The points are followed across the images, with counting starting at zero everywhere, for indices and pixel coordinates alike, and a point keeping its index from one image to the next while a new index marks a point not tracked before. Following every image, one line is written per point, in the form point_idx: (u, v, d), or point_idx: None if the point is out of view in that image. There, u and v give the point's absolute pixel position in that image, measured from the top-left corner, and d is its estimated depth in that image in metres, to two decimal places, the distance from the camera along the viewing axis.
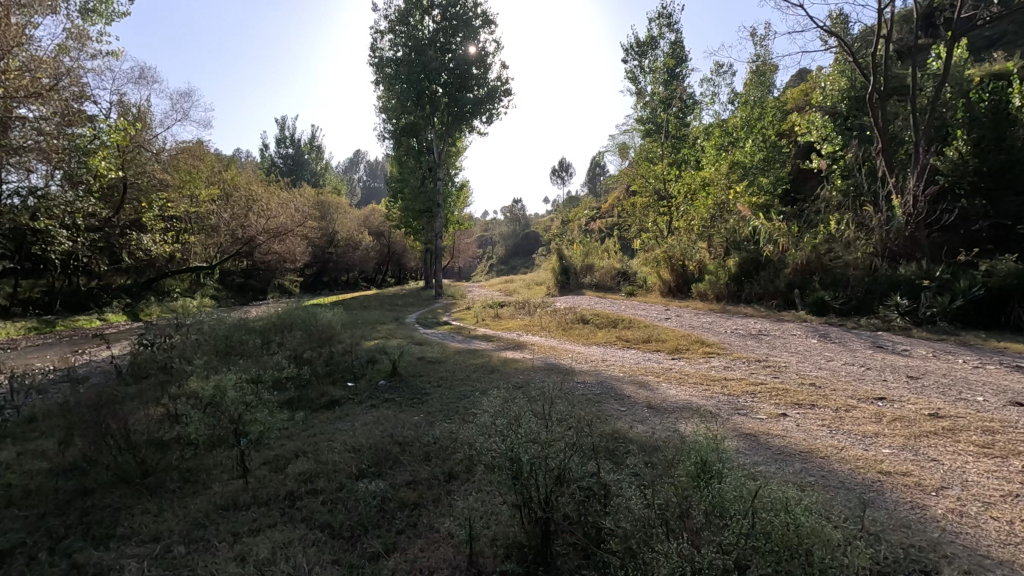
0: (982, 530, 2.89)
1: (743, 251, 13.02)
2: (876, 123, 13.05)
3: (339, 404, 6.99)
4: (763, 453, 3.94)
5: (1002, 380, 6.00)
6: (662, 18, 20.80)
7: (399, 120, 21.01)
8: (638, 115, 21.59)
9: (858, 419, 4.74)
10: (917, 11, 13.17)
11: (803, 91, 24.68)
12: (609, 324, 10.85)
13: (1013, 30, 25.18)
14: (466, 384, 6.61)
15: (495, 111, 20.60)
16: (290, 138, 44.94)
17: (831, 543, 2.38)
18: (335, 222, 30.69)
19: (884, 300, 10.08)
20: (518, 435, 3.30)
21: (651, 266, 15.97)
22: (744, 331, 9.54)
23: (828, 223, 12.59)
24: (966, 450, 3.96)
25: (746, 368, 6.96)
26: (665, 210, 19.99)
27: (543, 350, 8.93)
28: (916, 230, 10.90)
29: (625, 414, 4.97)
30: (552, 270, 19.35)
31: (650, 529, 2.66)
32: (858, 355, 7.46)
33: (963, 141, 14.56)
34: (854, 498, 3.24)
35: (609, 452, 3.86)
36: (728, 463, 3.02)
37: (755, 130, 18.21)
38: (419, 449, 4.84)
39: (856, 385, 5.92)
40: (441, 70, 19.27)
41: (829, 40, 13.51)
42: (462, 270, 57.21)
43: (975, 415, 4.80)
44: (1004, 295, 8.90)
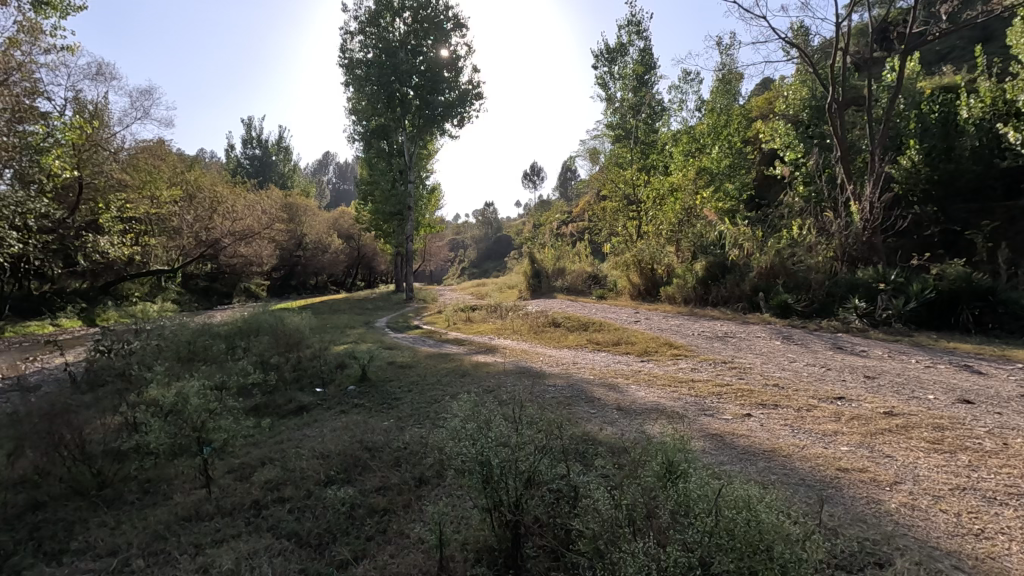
0: (932, 522, 3.03)
1: (710, 256, 13.33)
2: (836, 132, 13.51)
3: (306, 410, 6.88)
4: (729, 453, 4.03)
5: (951, 379, 6.30)
6: (632, 25, 21.15)
7: (370, 122, 20.81)
8: (608, 120, 21.91)
9: (818, 418, 4.90)
10: (872, 25, 13.73)
11: (767, 99, 25.55)
12: (580, 327, 10.93)
13: (961, 46, 26.69)
14: (437, 388, 6.57)
15: (467, 114, 20.58)
16: (257, 138, 44.14)
17: (791, 538, 2.45)
18: (304, 224, 30.22)
19: (843, 302, 10.45)
20: (488, 438, 3.31)
21: (621, 270, 16.17)
22: (711, 333, 9.76)
23: (791, 228, 12.97)
24: (918, 446, 4.14)
25: (712, 369, 7.13)
26: (635, 214, 20.12)
27: (515, 354, 8.94)
28: (874, 235, 11.50)
29: (595, 416, 5.04)
30: (523, 274, 19.44)
31: (617, 530, 2.70)
32: (819, 357, 7.71)
33: (915, 151, 15.28)
34: (813, 495, 3.35)
35: (579, 454, 3.90)
36: (693, 462, 3.08)
37: (722, 136, 20.05)
38: (389, 454, 4.79)
39: (817, 386, 6.12)
40: (412, 72, 19.19)
41: (791, 52, 13.98)
42: (433, 273, 56.94)
43: (926, 413, 5.02)
44: (953, 297, 9.34)
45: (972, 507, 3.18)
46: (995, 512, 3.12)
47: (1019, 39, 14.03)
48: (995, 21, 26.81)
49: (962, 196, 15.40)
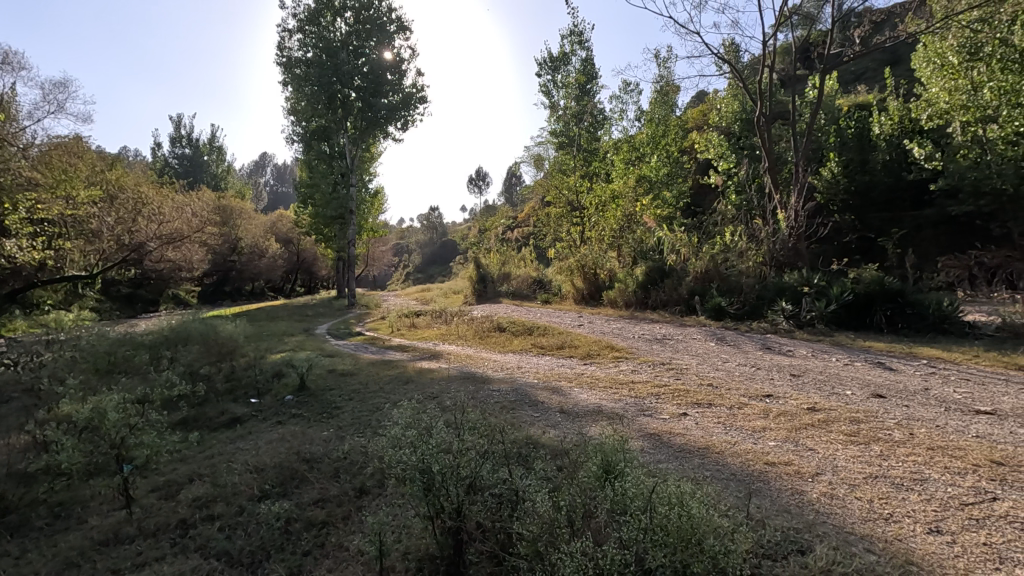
0: (849, 509, 3.25)
1: (649, 261, 13.76)
2: (764, 144, 14.29)
3: (240, 422, 6.58)
4: (666, 451, 4.17)
5: (867, 376, 6.80)
6: (574, 35, 21.59)
7: (310, 123, 20.16)
8: (552, 127, 22.22)
9: (748, 415, 5.16)
10: (795, 45, 14.64)
11: (702, 111, 26.78)
12: (525, 331, 11.02)
13: (873, 67, 29.08)
14: (379, 396, 6.41)
15: (410, 118, 20.26)
16: (186, 137, 41.88)
17: (719, 531, 2.58)
18: (239, 228, 29.01)
19: (771, 305, 11.04)
20: (429, 445, 3.26)
21: (565, 275, 16.38)
22: (650, 335, 10.09)
23: (724, 234, 13.61)
24: (837, 439, 4.44)
25: (652, 370, 7.38)
26: (578, 220, 20.48)
27: (460, 359, 8.90)
28: (798, 241, 12.28)
29: (539, 420, 5.09)
30: (468, 279, 19.38)
31: (556, 530, 2.76)
32: (750, 357, 8.13)
33: (835, 163, 16.45)
34: (743, 489, 3.52)
35: (521, 458, 3.93)
36: (631, 461, 3.15)
37: (660, 146, 20.92)
38: (328, 465, 4.62)
39: (747, 384, 6.43)
40: (354, 74, 18.78)
41: (722, 67, 14.71)
42: (377, 279, 55.75)
43: (844, 407, 5.39)
44: (868, 299, 10.05)
45: (884, 494, 3.44)
46: (903, 497, 3.38)
47: (922, 64, 15.38)
48: (902, 46, 29.26)
49: (876, 206, 16.67)
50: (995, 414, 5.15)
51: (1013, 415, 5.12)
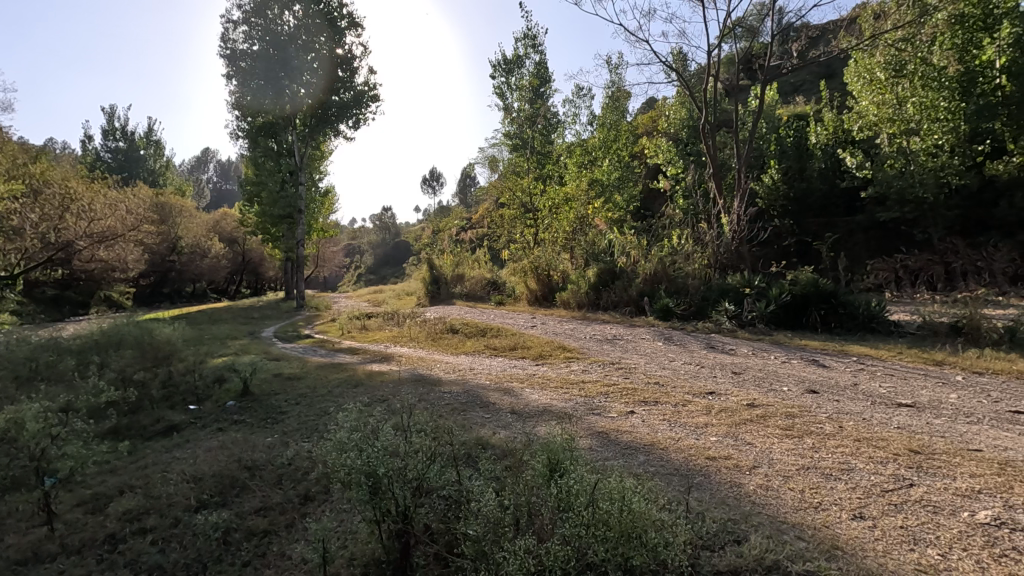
0: (783, 500, 3.41)
1: (601, 263, 13.99)
2: (709, 151, 14.80)
3: (177, 429, 6.29)
4: (614, 448, 4.27)
5: (802, 372, 7.15)
6: (528, 39, 21.72)
7: (256, 119, 19.45)
8: (506, 129, 21.94)
9: (692, 412, 5.33)
10: (738, 56, 15.24)
11: (652, 117, 27.58)
12: (478, 332, 11.01)
13: (809, 80, 30.82)
14: (327, 400, 6.25)
15: (361, 116, 19.87)
16: (120, 129, 39.51)
17: (659, 524, 2.72)
18: (179, 226, 27.56)
19: (715, 305, 11.43)
20: (375, 447, 3.19)
21: (519, 277, 16.42)
22: (601, 336, 10.29)
23: (671, 237, 14.04)
24: (773, 433, 4.66)
25: (602, 370, 7.53)
26: (532, 222, 20.56)
27: (411, 361, 8.81)
28: (740, 245, 12.97)
29: (489, 421, 5.09)
30: (421, 280, 19.22)
31: (500, 528, 2.82)
32: (694, 356, 8.40)
33: (775, 171, 17.53)
34: (684, 483, 3.64)
35: (468, 459, 3.94)
36: (576, 459, 3.21)
37: (612, 151, 21.71)
38: (271, 472, 4.45)
39: (691, 382, 6.66)
40: (303, 69, 18.33)
41: (671, 75, 15.20)
42: (327, 280, 54.14)
43: (781, 403, 5.65)
44: (804, 300, 10.55)
45: (814, 484, 3.63)
46: (831, 486, 3.58)
47: (853, 78, 16.38)
48: (835, 61, 31.03)
49: (813, 211, 17.70)
50: (914, 406, 5.53)
51: (930, 406, 5.51)
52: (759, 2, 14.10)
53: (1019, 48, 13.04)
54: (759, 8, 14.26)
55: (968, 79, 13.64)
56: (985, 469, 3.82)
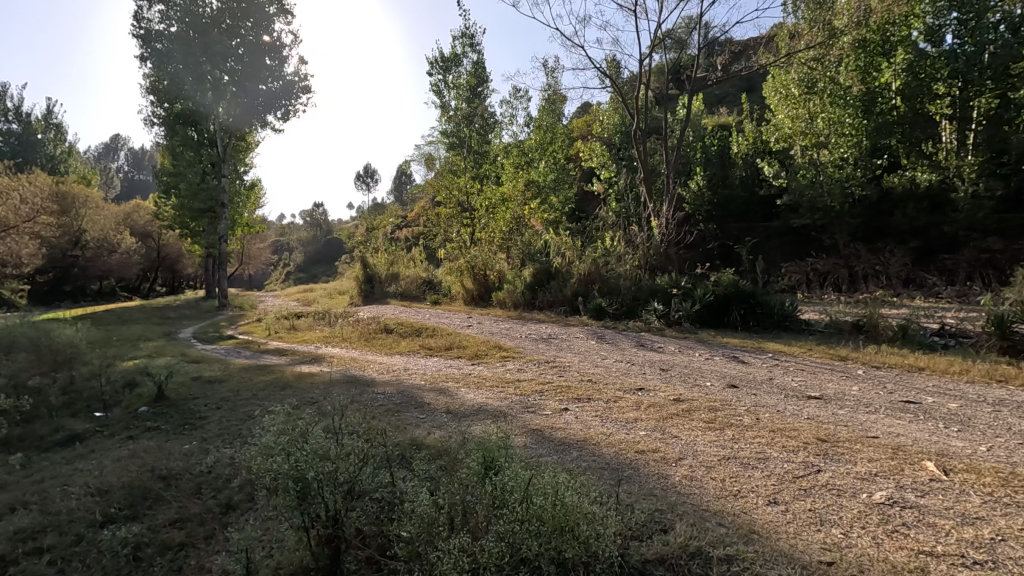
0: (706, 489, 3.60)
1: (537, 263, 14.16)
2: (640, 156, 15.33)
3: (80, 439, 5.78)
4: (548, 446, 4.33)
5: (724, 368, 7.58)
6: (465, 38, 21.63)
7: (173, 106, 18.25)
8: (443, 127, 21.73)
9: (623, 407, 5.51)
10: (668, 66, 15.88)
11: (587, 121, 28.29)
12: (413, 332, 10.86)
13: (733, 92, 32.71)
14: (251, 404, 5.94)
15: (291, 107, 19.19)
16: (13, 110, 35.88)
17: (591, 517, 2.81)
18: (83, 218, 25.32)
19: (645, 305, 11.86)
20: (304, 451, 3.06)
21: (454, 276, 16.30)
22: (536, 335, 10.42)
23: (604, 239, 14.42)
24: (698, 426, 4.89)
25: (536, 369, 7.63)
26: (469, 221, 20.42)
27: (343, 362, 8.54)
28: (669, 247, 13.75)
29: (424, 421, 5.03)
30: (355, 279, 18.70)
31: (435, 528, 2.78)
32: (625, 354, 8.69)
33: (700, 177, 18.81)
34: (615, 476, 3.76)
35: (402, 460, 3.87)
36: (510, 457, 3.25)
37: (548, 153, 23.12)
38: (189, 481, 4.18)
39: (623, 379, 6.89)
40: (227, 55, 17.37)
41: (605, 81, 15.64)
42: (253, 278, 51.42)
43: (705, 397, 5.96)
44: (726, 300, 11.14)
45: (734, 473, 3.85)
46: (749, 474, 3.81)
47: (771, 93, 17.57)
48: (755, 76, 33.14)
49: (734, 217, 18.77)
50: (822, 398, 5.99)
51: (834, 398, 5.99)
52: (686, 16, 14.70)
53: (911, 74, 14.62)
54: (687, 21, 14.85)
55: (869, 99, 15.33)
56: (881, 454, 4.20)
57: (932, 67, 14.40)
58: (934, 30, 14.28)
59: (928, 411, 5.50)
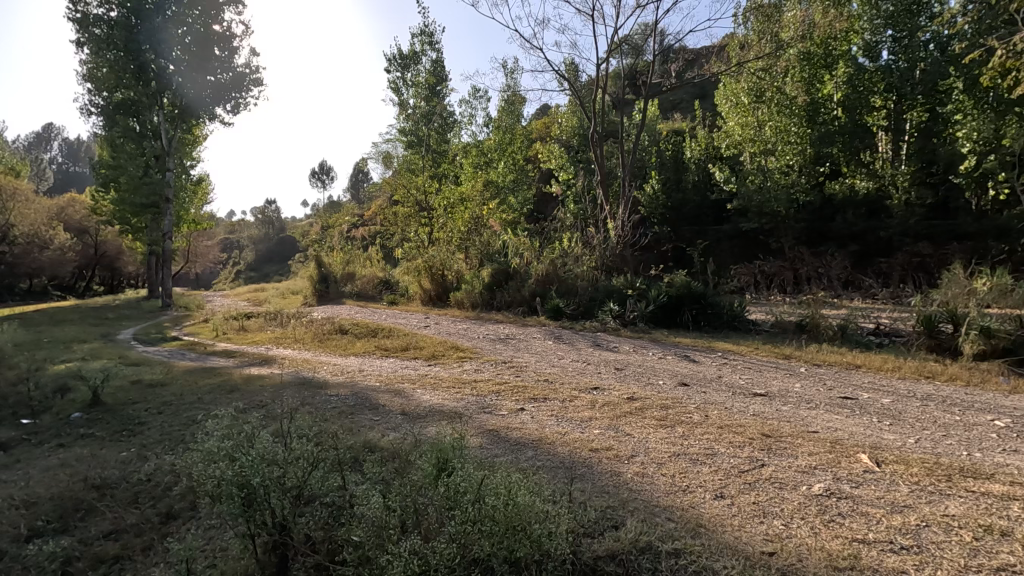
0: (656, 485, 3.69)
1: (495, 263, 14.16)
2: (597, 159, 15.57)
3: (5, 448, 5.40)
4: (503, 446, 4.33)
5: (676, 367, 7.79)
6: (424, 35, 21.44)
7: (113, 95, 17.31)
8: (401, 125, 21.48)
9: (578, 407, 5.59)
10: (625, 71, 16.19)
11: (546, 123, 28.58)
12: (369, 332, 10.68)
13: (687, 99, 33.72)
14: (196, 407, 5.70)
15: (243, 100, 18.51)
16: None
17: (543, 516, 2.84)
18: (11, 212, 23.65)
19: (602, 305, 12.05)
20: (250, 455, 2.97)
21: (412, 276, 16.10)
22: (494, 335, 10.43)
23: (562, 240, 14.56)
24: (650, 424, 5.02)
25: (494, 369, 7.64)
26: (427, 221, 20.18)
27: (294, 364, 8.29)
28: (625, 249, 14.01)
29: (378, 423, 4.96)
30: (308, 278, 18.21)
31: (385, 532, 2.74)
32: (581, 353, 8.81)
33: (655, 181, 19.31)
34: (568, 475, 3.80)
35: (354, 463, 3.80)
36: (464, 457, 3.25)
37: (507, 153, 23.23)
38: (125, 490, 3.98)
39: (579, 378, 6.98)
40: (173, 43, 16.64)
41: (563, 83, 15.82)
42: (200, 277, 49.32)
43: (657, 396, 6.10)
44: (679, 301, 11.44)
45: (683, 469, 3.96)
46: (697, 470, 3.93)
47: (722, 100, 18.20)
48: (708, 83, 34.29)
49: (687, 220, 19.32)
50: (767, 395, 6.24)
51: (778, 395, 6.26)
52: (641, 22, 15.03)
53: (851, 86, 15.51)
54: (643, 27, 15.19)
55: (813, 109, 16.03)
56: (820, 448, 4.41)
57: (870, 81, 15.43)
58: (871, 46, 15.46)
59: (863, 406, 5.82)
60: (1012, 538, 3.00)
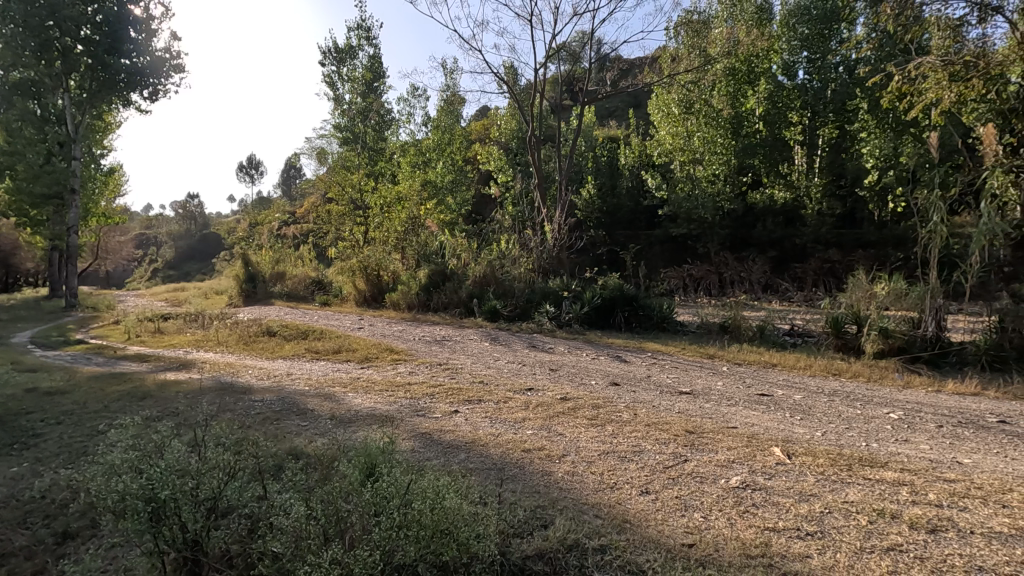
0: (585, 482, 3.78)
1: (432, 264, 14.00)
2: (535, 162, 15.76)
3: None
4: (436, 449, 4.30)
5: (608, 367, 8.00)
6: (361, 30, 20.92)
7: (9, 74, 15.69)
8: (336, 121, 20.87)
9: (512, 408, 5.62)
10: (563, 77, 16.47)
11: (485, 125, 28.69)
12: (299, 334, 10.26)
13: (622, 107, 34.82)
14: (100, 417, 5.25)
15: (161, 86, 17.37)
16: None
17: (470, 518, 2.85)
18: None
19: (538, 307, 12.19)
20: (158, 465, 2.76)
21: (346, 276, 15.62)
22: (430, 337, 10.30)
23: (500, 241, 14.58)
24: (581, 423, 5.13)
25: (428, 371, 7.55)
26: (363, 220, 19.60)
27: (215, 368, 7.82)
28: (561, 251, 14.26)
29: (306, 429, 4.77)
30: (233, 278, 17.24)
31: (306, 542, 2.65)
32: (517, 355, 8.86)
33: (591, 186, 19.80)
34: (499, 476, 3.81)
35: (276, 471, 3.65)
36: (392, 461, 3.20)
37: (445, 153, 23.07)
38: (13, 510, 3.61)
39: (513, 380, 7.02)
40: (82, 22, 15.30)
41: (502, 86, 15.91)
42: (110, 276, 45.58)
43: (589, 395, 6.25)
44: (612, 303, 11.77)
45: (612, 466, 4.07)
46: (624, 467, 4.05)
47: (655, 110, 18.84)
48: (642, 93, 35.61)
49: (621, 224, 19.92)
50: (692, 393, 6.54)
51: (702, 393, 6.58)
52: (579, 30, 15.36)
53: (771, 102, 16.64)
54: (581, 35, 15.52)
55: (737, 122, 16.94)
56: (738, 442, 4.67)
57: (787, 98, 16.60)
58: (789, 66, 16.67)
59: (778, 402, 6.23)
60: (902, 520, 3.30)
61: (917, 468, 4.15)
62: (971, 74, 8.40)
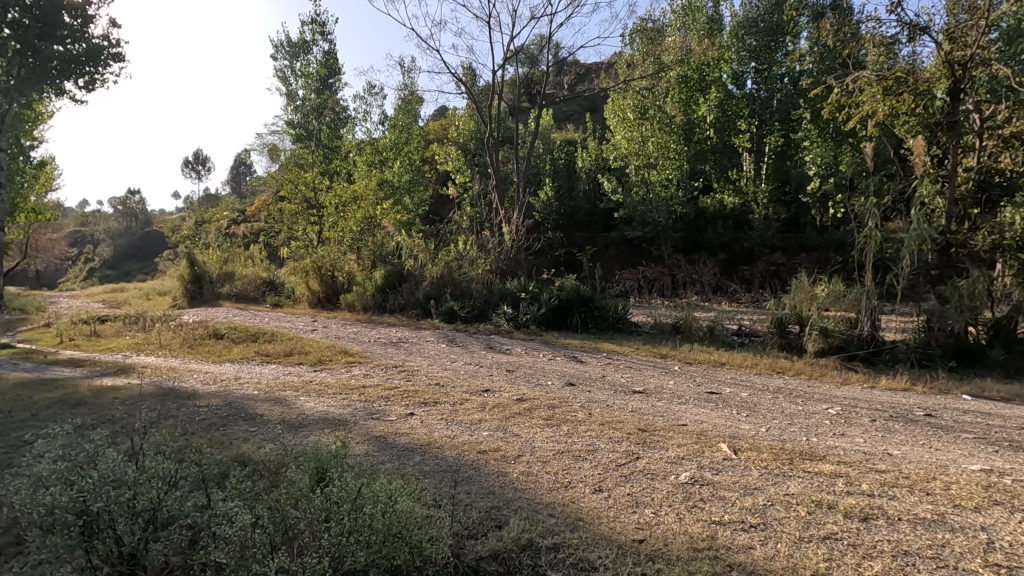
0: (540, 482, 3.81)
1: (388, 265, 13.79)
2: (493, 163, 15.76)
3: None
4: (390, 452, 4.24)
5: (564, 368, 8.08)
6: (316, 25, 20.45)
7: None
8: (289, 117, 20.32)
9: (468, 409, 5.61)
10: (521, 79, 16.57)
11: (442, 125, 28.56)
12: (248, 337, 9.91)
13: (578, 111, 35.33)
14: (27, 427, 4.92)
15: (98, 76, 16.50)
16: None
17: (423, 521, 2.84)
18: None
19: (496, 308, 12.20)
20: (90, 475, 2.62)
21: (299, 276, 15.18)
22: (385, 339, 10.15)
23: (457, 242, 14.52)
24: (537, 423, 5.17)
25: (384, 373, 7.44)
26: (317, 219, 19.11)
27: (157, 373, 7.45)
28: (518, 252, 14.32)
29: (254, 435, 4.62)
30: (177, 278, 16.48)
31: (252, 551, 2.57)
32: (474, 356, 8.84)
33: (548, 188, 19.98)
34: (453, 478, 3.80)
35: (222, 479, 3.53)
36: (343, 465, 3.15)
37: (402, 153, 22.81)
38: None
39: (470, 381, 7.01)
40: (9, 4, 14.32)
41: (460, 86, 15.86)
42: (40, 276, 42.71)
43: (545, 396, 6.31)
44: (568, 304, 11.90)
45: (566, 465, 4.12)
46: (579, 466, 4.10)
47: (611, 114, 19.17)
48: (597, 97, 36.24)
49: (578, 226, 20.18)
50: (645, 392, 6.70)
51: (654, 392, 6.74)
52: (537, 34, 15.49)
53: (721, 110, 17.37)
54: (539, 38, 15.64)
55: (689, 129, 17.52)
56: (688, 439, 4.80)
57: (736, 106, 17.34)
58: (738, 75, 17.39)
59: (726, 399, 6.46)
60: (837, 509, 3.48)
61: (851, 461, 4.38)
62: (901, 89, 9.07)
